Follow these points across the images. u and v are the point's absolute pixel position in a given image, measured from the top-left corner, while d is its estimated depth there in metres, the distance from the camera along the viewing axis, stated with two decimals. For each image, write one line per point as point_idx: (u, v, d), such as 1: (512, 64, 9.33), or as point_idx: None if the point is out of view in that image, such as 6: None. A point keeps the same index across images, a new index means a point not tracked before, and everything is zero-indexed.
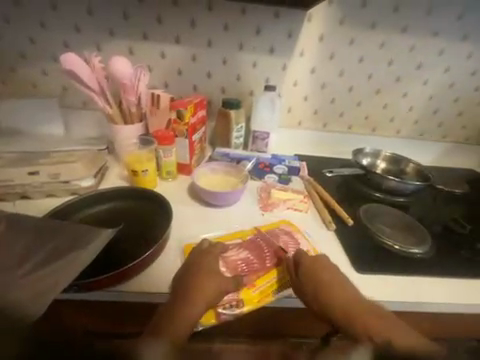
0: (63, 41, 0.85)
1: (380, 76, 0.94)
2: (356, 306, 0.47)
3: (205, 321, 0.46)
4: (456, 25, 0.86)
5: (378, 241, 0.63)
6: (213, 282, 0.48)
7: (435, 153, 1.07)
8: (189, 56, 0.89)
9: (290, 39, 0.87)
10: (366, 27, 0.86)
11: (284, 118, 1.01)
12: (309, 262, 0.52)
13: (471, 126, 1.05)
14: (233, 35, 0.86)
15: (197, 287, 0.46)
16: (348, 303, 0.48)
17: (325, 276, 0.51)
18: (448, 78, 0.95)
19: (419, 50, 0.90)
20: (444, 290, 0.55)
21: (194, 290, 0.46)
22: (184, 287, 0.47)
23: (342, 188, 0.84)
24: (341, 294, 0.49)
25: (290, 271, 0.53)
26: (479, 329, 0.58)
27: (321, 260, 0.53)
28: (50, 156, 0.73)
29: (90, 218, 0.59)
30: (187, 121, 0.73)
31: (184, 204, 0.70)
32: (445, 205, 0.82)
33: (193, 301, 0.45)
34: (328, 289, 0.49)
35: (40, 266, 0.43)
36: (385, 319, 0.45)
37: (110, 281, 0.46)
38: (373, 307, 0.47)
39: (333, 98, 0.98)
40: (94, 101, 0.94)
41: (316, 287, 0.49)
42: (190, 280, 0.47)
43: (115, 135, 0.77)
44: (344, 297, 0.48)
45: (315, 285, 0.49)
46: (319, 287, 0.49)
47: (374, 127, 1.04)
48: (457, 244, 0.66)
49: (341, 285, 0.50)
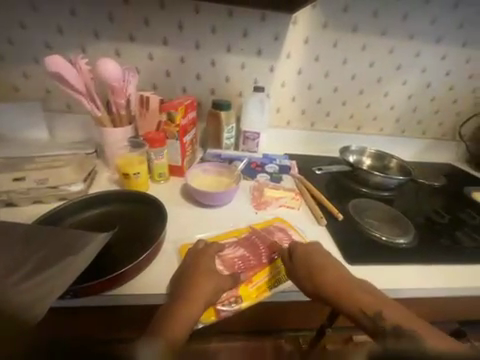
0: (45, 43, 0.82)
1: (363, 77, 0.98)
2: (348, 284, 0.47)
3: (205, 318, 0.47)
4: (430, 28, 0.92)
5: (366, 233, 0.66)
6: (210, 281, 0.48)
7: (415, 149, 1.13)
8: (178, 58, 0.89)
9: (276, 41, 0.89)
10: (348, 30, 0.90)
11: (274, 118, 1.03)
12: (301, 249, 0.54)
13: (446, 123, 1.12)
14: (220, 37, 0.87)
15: (195, 286, 0.46)
16: (341, 282, 0.48)
17: (317, 259, 0.52)
18: (425, 78, 1.01)
19: (398, 52, 0.95)
20: (431, 276, 0.58)
21: (192, 289, 0.46)
22: (182, 287, 0.47)
23: (331, 185, 0.87)
24: (333, 274, 0.49)
25: (285, 260, 0.54)
26: (460, 310, 0.62)
27: (314, 246, 0.55)
28: (36, 162, 0.71)
29: (82, 223, 0.58)
30: (178, 123, 0.73)
31: (178, 205, 0.70)
32: (426, 198, 0.87)
33: (192, 300, 0.45)
34: (321, 270, 0.50)
35: (30, 276, 0.41)
36: (374, 294, 0.45)
37: (105, 285, 0.45)
38: (363, 285, 0.48)
39: (319, 99, 1.01)
40: (80, 105, 0.92)
41: (309, 271, 0.50)
42: (187, 281, 0.48)
43: (104, 139, 0.75)
44: (337, 276, 0.49)
45: (308, 269, 0.50)
46: (311, 270, 0.50)
47: (359, 126, 1.08)
48: (439, 232, 0.70)
49: (332, 266, 0.51)
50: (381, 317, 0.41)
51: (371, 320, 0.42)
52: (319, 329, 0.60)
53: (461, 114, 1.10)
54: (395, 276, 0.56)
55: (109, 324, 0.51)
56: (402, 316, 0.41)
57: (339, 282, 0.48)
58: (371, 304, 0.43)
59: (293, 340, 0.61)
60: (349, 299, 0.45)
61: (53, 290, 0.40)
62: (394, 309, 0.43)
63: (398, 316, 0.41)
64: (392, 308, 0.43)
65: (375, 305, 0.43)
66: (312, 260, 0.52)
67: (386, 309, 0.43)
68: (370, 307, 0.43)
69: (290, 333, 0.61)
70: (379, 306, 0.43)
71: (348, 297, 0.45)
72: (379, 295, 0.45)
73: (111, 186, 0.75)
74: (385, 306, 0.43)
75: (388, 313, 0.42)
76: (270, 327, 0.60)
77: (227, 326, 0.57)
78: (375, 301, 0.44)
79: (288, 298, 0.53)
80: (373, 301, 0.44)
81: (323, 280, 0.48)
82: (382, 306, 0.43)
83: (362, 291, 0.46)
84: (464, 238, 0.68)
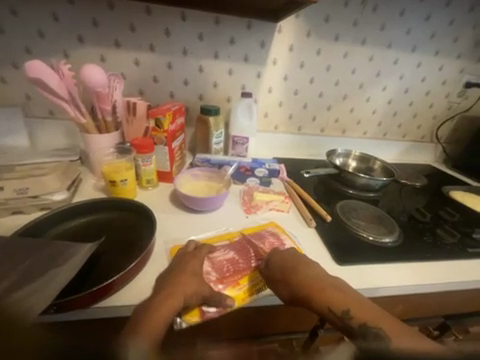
0: (25, 46, 0.80)
1: (345, 83, 1.03)
2: (322, 284, 0.48)
3: (189, 318, 0.46)
4: (406, 38, 0.98)
5: (354, 233, 0.68)
6: (192, 282, 0.47)
7: (396, 151, 1.20)
8: (165, 63, 0.89)
9: (263, 49, 0.91)
10: (331, 39, 0.93)
11: (261, 123, 1.05)
12: (282, 252, 0.54)
13: (425, 126, 1.19)
14: (208, 44, 0.88)
15: (175, 289, 0.45)
16: (313, 280, 0.49)
17: (290, 262, 0.52)
18: (402, 84, 1.07)
19: (377, 60, 1.00)
20: (418, 271, 0.60)
21: (172, 292, 0.44)
22: (158, 291, 0.45)
23: (319, 188, 0.90)
24: (306, 275, 0.49)
25: (266, 262, 0.54)
26: (442, 304, 0.65)
27: (297, 253, 0.54)
28: (15, 170, 0.68)
29: (64, 234, 0.56)
30: (165, 129, 0.72)
31: (167, 211, 0.69)
32: (408, 197, 0.92)
33: (169, 302, 0.43)
34: (296, 272, 0.50)
35: (7, 292, 0.38)
36: (344, 292, 0.47)
37: (90, 298, 0.43)
38: (335, 282, 0.48)
39: (306, 104, 1.04)
40: (63, 111, 0.89)
41: (285, 271, 0.50)
42: (166, 283, 0.46)
43: (89, 145, 0.74)
44: (310, 276, 0.49)
45: (284, 271, 0.50)
46: (287, 269, 0.50)
47: (344, 130, 1.13)
48: (422, 230, 0.73)
49: (305, 265, 0.51)
50: (349, 315, 0.44)
51: (340, 318, 0.44)
52: (311, 331, 0.61)
53: (437, 118, 1.17)
54: (383, 274, 0.58)
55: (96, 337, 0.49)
56: (369, 313, 0.43)
57: (312, 282, 0.48)
58: (341, 302, 0.45)
59: (285, 344, 0.61)
60: (320, 297, 0.46)
61: (36, 303, 0.37)
62: (364, 306, 0.44)
63: (365, 314, 0.43)
64: (360, 306, 0.45)
65: (345, 304, 0.45)
66: (288, 259, 0.52)
67: (354, 306, 0.44)
68: (340, 306, 0.44)
69: (282, 336, 0.61)
70: (347, 304, 0.45)
71: (320, 297, 0.46)
72: (351, 293, 0.47)
73: (98, 193, 0.73)
74: (354, 304, 0.45)
75: (355, 310, 0.44)
76: (260, 332, 0.60)
77: (221, 331, 0.56)
78: (346, 298, 0.45)
79: (280, 302, 0.53)
80: (344, 299, 0.45)
81: (298, 282, 0.48)
82: (352, 304, 0.45)
83: (334, 289, 0.47)
84: (444, 235, 0.71)
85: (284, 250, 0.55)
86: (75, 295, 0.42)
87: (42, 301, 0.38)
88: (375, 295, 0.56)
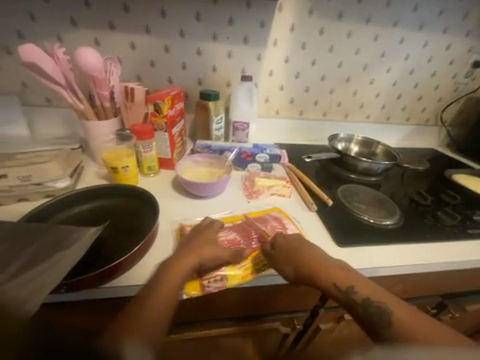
0: (16, 31, 0.77)
1: (349, 64, 0.99)
2: (322, 262, 0.49)
3: (189, 290, 0.49)
4: (413, 15, 0.93)
5: (355, 216, 0.68)
6: (193, 260, 0.48)
7: (399, 135, 1.18)
8: (161, 46, 0.86)
9: (263, 29, 0.88)
10: (334, 17, 0.89)
11: (262, 108, 1.03)
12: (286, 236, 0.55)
13: (429, 108, 1.16)
14: (206, 25, 0.85)
15: (178, 266, 0.47)
16: (317, 258, 0.50)
17: (294, 242, 0.53)
18: (408, 65, 1.03)
19: (382, 39, 0.96)
20: (419, 252, 0.61)
21: (173, 269, 0.46)
22: (162, 269, 0.46)
23: (321, 173, 0.89)
24: (308, 254, 0.51)
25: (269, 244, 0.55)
26: (439, 284, 0.67)
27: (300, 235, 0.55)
28: (16, 159, 0.69)
29: (70, 219, 0.57)
30: (165, 114, 0.71)
31: (170, 197, 0.69)
32: (410, 181, 0.91)
33: (172, 279, 0.44)
34: (298, 251, 0.51)
35: (16, 275, 0.39)
36: (347, 271, 0.48)
37: (98, 279, 0.44)
38: (338, 263, 0.50)
39: (307, 87, 1.01)
40: (60, 98, 0.88)
41: (289, 250, 0.52)
42: (170, 261, 0.48)
43: (88, 132, 0.73)
44: (312, 255, 0.51)
45: (288, 250, 0.52)
46: (291, 249, 0.52)
47: (346, 114, 1.11)
48: (423, 213, 0.73)
49: (307, 246, 0.53)
50: (353, 290, 0.45)
51: (344, 293, 0.45)
52: (312, 311, 0.64)
53: (443, 100, 1.14)
54: (383, 255, 0.59)
55: (106, 316, 0.52)
56: (371, 289, 0.45)
57: (314, 261, 0.50)
58: (345, 279, 0.46)
59: (287, 321, 0.64)
60: (324, 274, 0.48)
61: (44, 285, 0.38)
62: (366, 283, 0.46)
63: (368, 290, 0.45)
64: (363, 283, 0.46)
65: (348, 280, 0.46)
66: (294, 240, 0.54)
67: (357, 283, 0.46)
68: (344, 283, 0.46)
69: (285, 315, 0.64)
70: (351, 281, 0.46)
71: (323, 273, 0.48)
72: (352, 271, 0.48)
73: (100, 180, 0.73)
74: (357, 282, 0.46)
75: (359, 286, 0.45)
76: (263, 313, 0.62)
77: (224, 312, 0.59)
78: (347, 275, 0.47)
79: (282, 282, 0.55)
80: (346, 276, 0.47)
81: (301, 261, 0.50)
82: (354, 280, 0.46)
83: (337, 268, 0.48)
84: (445, 217, 0.71)
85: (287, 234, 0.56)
86: (83, 276, 0.43)
87: (50, 282, 0.39)
88: (374, 275, 0.57)
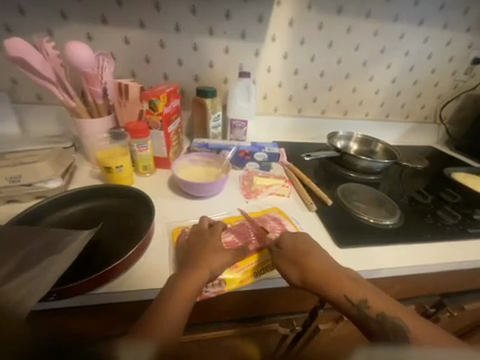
0: (5, 25, 0.74)
1: (348, 61, 0.98)
2: (332, 270, 0.48)
3: None
4: (414, 11, 0.91)
5: (354, 216, 0.68)
6: (203, 273, 0.46)
7: (398, 133, 1.17)
8: (156, 41, 0.83)
9: (261, 24, 0.85)
10: (333, 12, 0.87)
11: (260, 105, 1.01)
12: (289, 240, 0.53)
13: (429, 106, 1.15)
14: (202, 19, 0.82)
15: (191, 280, 0.45)
16: (328, 268, 0.49)
17: (300, 244, 0.52)
18: (408, 61, 1.02)
19: (382, 35, 0.94)
20: (420, 253, 0.60)
21: (185, 284, 0.44)
22: (173, 283, 0.44)
23: (320, 171, 0.88)
24: (318, 262, 0.49)
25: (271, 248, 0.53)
26: (438, 284, 0.67)
27: (300, 238, 0.53)
28: (6, 158, 0.66)
29: (63, 220, 0.55)
30: (160, 111, 0.69)
31: (167, 198, 0.68)
32: (409, 180, 0.91)
33: (182, 296, 0.43)
34: (307, 257, 0.50)
35: (5, 281, 0.38)
36: (359, 282, 0.47)
37: (92, 284, 0.43)
38: (348, 272, 0.49)
39: (306, 84, 1.00)
40: (52, 95, 0.85)
41: (297, 258, 0.50)
42: (183, 273, 0.46)
43: (81, 130, 0.71)
44: (323, 263, 0.49)
45: (293, 255, 0.50)
46: (300, 257, 0.50)
47: (345, 111, 1.09)
48: (423, 213, 0.73)
49: (316, 251, 0.52)
50: (367, 304, 0.45)
51: (357, 307, 0.45)
52: (311, 311, 0.63)
53: (442, 98, 1.13)
54: (382, 255, 0.58)
55: (100, 321, 0.50)
56: (385, 302, 0.45)
57: (323, 268, 0.49)
58: (357, 292, 0.46)
59: (286, 323, 0.63)
60: (336, 286, 0.46)
61: (35, 290, 0.37)
62: (378, 295, 0.46)
63: (381, 304, 0.44)
64: (377, 296, 0.45)
65: (361, 293, 0.45)
66: (300, 247, 0.52)
67: (371, 296, 0.45)
68: (356, 295, 0.45)
69: (284, 316, 0.63)
70: (365, 293, 0.45)
71: (336, 286, 0.47)
72: (364, 282, 0.47)
73: (94, 180, 0.71)
74: (370, 294, 0.45)
75: (373, 300, 0.45)
76: (262, 315, 0.62)
77: (222, 314, 0.58)
78: (359, 287, 0.46)
79: (281, 284, 0.54)
80: (357, 289, 0.46)
81: (310, 268, 0.49)
82: (368, 294, 0.45)
83: (347, 278, 0.47)
84: (445, 216, 0.70)
85: (287, 236, 0.54)
86: (75, 281, 0.42)
87: (43, 286, 0.38)
88: (374, 276, 0.56)
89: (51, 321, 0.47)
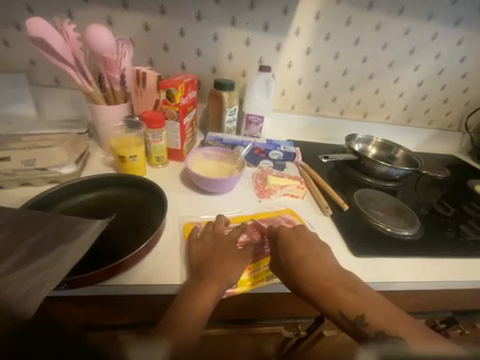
0: (26, 4, 0.73)
1: (374, 60, 0.93)
2: (330, 277, 0.45)
3: None
4: (451, 9, 0.85)
5: (370, 224, 0.65)
6: (219, 278, 0.45)
7: (420, 139, 1.11)
8: (176, 29, 0.81)
9: (285, 16, 0.81)
10: (364, 7, 0.82)
11: (277, 101, 0.98)
12: (286, 237, 0.51)
13: (455, 112, 1.09)
14: (224, 8, 0.79)
15: (210, 282, 0.44)
16: (324, 276, 0.45)
17: (302, 249, 0.49)
18: (438, 64, 0.96)
19: (414, 33, 0.89)
20: (439, 269, 0.57)
21: (201, 288, 0.44)
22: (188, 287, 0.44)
23: (334, 174, 0.85)
24: (318, 268, 0.46)
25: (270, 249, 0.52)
26: (453, 301, 0.64)
27: (299, 232, 0.53)
28: (21, 141, 0.66)
29: (75, 208, 0.55)
30: (177, 102, 0.67)
31: (179, 191, 0.67)
32: (428, 189, 0.86)
33: (198, 302, 0.42)
34: (302, 267, 0.47)
35: (17, 268, 0.38)
36: (359, 294, 0.43)
37: (103, 276, 0.42)
38: (348, 280, 0.45)
39: (327, 83, 0.95)
40: (69, 79, 0.84)
41: (289, 259, 0.48)
42: (201, 274, 0.46)
43: (97, 117, 0.70)
44: (321, 272, 0.46)
45: (292, 258, 0.48)
46: (295, 261, 0.48)
47: (365, 113, 1.04)
48: (443, 225, 0.69)
49: (315, 259, 0.48)
50: (364, 321, 0.41)
51: (352, 324, 0.42)
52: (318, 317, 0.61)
53: (470, 104, 1.07)
54: (398, 268, 0.56)
55: (106, 313, 0.50)
56: (385, 315, 0.41)
57: (319, 278, 0.45)
58: (354, 307, 0.42)
59: (290, 326, 0.63)
60: (330, 299, 0.43)
61: (45, 281, 0.37)
62: (378, 307, 0.42)
63: (381, 318, 0.41)
64: (378, 311, 0.42)
65: (357, 308, 0.42)
66: (294, 250, 0.49)
67: (369, 312, 0.42)
68: (353, 311, 0.42)
69: (289, 320, 0.62)
70: (363, 310, 0.42)
71: (331, 298, 0.43)
72: (365, 292, 0.44)
73: (106, 168, 0.70)
74: (369, 309, 0.42)
75: (371, 315, 0.41)
76: (268, 317, 0.61)
77: (227, 314, 0.57)
78: (359, 301, 0.43)
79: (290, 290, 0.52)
80: (358, 303, 0.42)
81: (307, 277, 0.46)
82: (367, 309, 0.42)
83: (345, 288, 0.44)
84: (468, 231, 0.67)
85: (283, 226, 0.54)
86: (87, 272, 0.42)
87: (51, 279, 0.37)
88: (388, 289, 0.54)
89: (58, 308, 0.47)
